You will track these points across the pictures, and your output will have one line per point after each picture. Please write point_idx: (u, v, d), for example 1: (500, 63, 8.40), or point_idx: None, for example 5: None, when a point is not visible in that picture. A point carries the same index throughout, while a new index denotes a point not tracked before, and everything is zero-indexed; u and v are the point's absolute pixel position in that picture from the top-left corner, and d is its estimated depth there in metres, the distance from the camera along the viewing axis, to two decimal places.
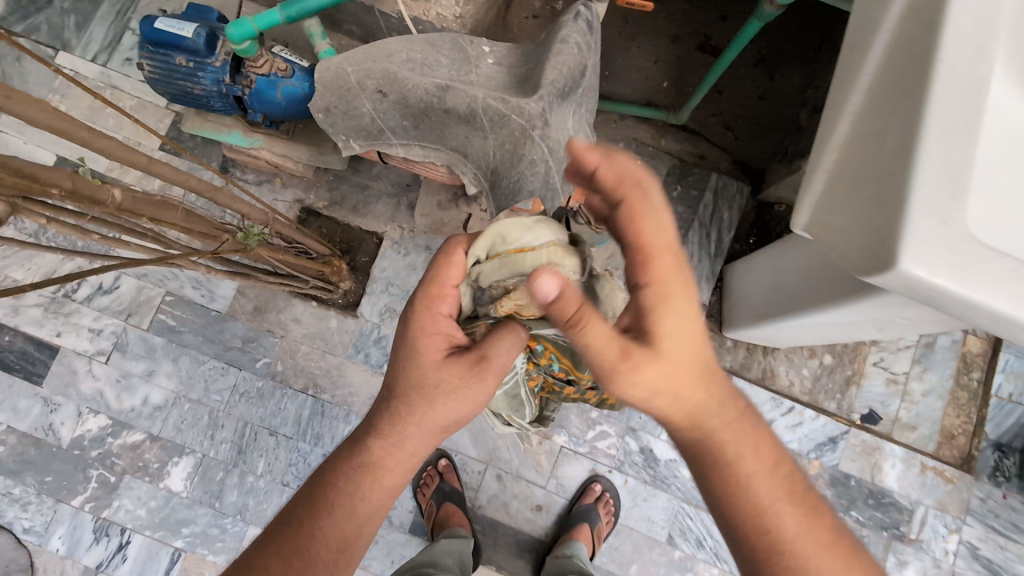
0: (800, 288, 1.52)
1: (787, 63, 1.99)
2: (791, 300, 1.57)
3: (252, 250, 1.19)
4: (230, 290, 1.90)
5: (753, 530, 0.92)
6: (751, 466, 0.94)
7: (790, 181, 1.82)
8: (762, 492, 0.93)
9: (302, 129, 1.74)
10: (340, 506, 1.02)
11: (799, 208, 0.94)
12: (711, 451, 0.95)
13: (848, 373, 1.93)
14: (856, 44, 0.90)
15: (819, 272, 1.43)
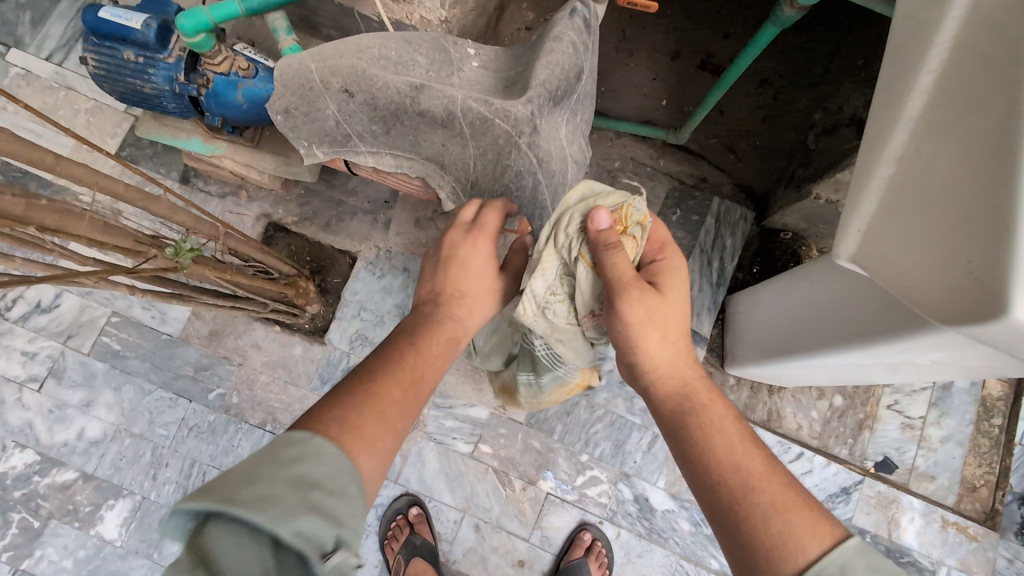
0: (813, 324, 1.37)
1: (793, 83, 1.88)
2: (802, 336, 1.42)
3: (186, 268, 1.00)
4: (184, 312, 1.71)
5: (720, 466, 0.86)
6: (720, 411, 0.93)
7: (797, 208, 1.70)
8: (728, 433, 0.90)
9: (269, 137, 1.58)
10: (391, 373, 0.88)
11: (845, 233, 0.80)
12: (684, 397, 0.96)
13: (860, 416, 1.78)
14: (906, 47, 0.77)
15: (836, 308, 1.29)
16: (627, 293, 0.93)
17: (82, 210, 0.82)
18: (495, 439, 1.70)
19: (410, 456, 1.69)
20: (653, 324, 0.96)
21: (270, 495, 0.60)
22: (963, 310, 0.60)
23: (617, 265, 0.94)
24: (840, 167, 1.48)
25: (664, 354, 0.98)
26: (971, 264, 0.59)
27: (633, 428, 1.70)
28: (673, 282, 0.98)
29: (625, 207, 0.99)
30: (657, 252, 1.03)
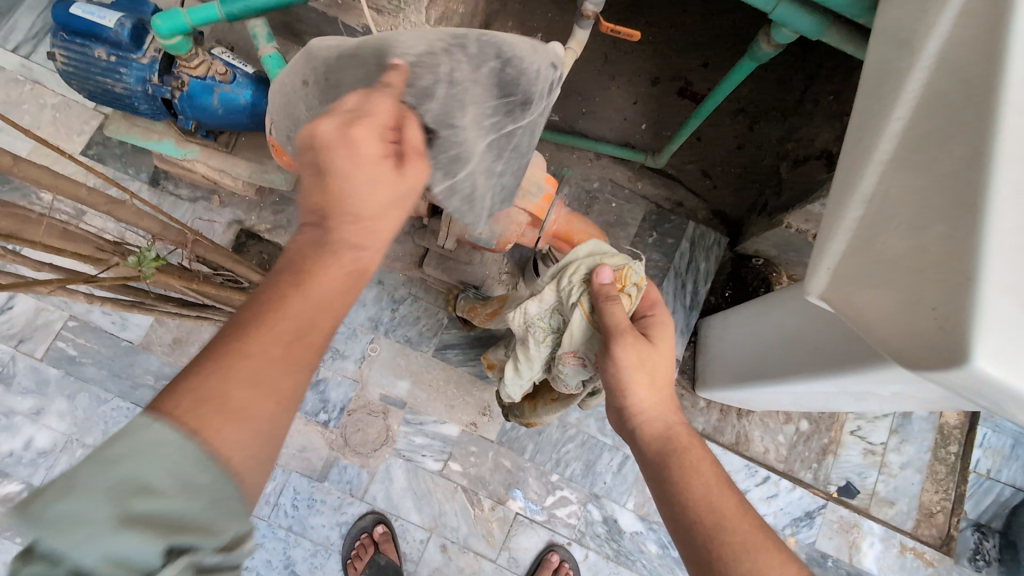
0: (783, 353, 1.40)
1: (767, 115, 1.95)
2: (771, 364, 1.45)
3: (150, 277, 0.96)
4: (146, 318, 1.65)
5: (697, 506, 0.86)
6: (699, 451, 0.93)
7: (768, 236, 1.75)
8: (706, 473, 0.90)
9: (245, 142, 1.55)
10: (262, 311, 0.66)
11: (814, 271, 0.82)
12: (664, 437, 0.96)
13: (825, 441, 1.82)
14: (877, 94, 0.80)
15: (804, 339, 1.31)
16: (623, 341, 0.97)
17: (39, 216, 0.78)
18: (465, 456, 1.68)
19: (377, 473, 1.65)
20: (644, 371, 0.98)
21: (78, 514, 0.49)
22: (930, 359, 0.61)
23: (615, 314, 1.02)
24: (811, 197, 1.52)
25: (648, 395, 0.98)
26: (937, 312, 0.61)
27: (604, 448, 1.70)
28: (664, 335, 1.03)
29: (627, 269, 1.08)
30: (649, 308, 1.09)
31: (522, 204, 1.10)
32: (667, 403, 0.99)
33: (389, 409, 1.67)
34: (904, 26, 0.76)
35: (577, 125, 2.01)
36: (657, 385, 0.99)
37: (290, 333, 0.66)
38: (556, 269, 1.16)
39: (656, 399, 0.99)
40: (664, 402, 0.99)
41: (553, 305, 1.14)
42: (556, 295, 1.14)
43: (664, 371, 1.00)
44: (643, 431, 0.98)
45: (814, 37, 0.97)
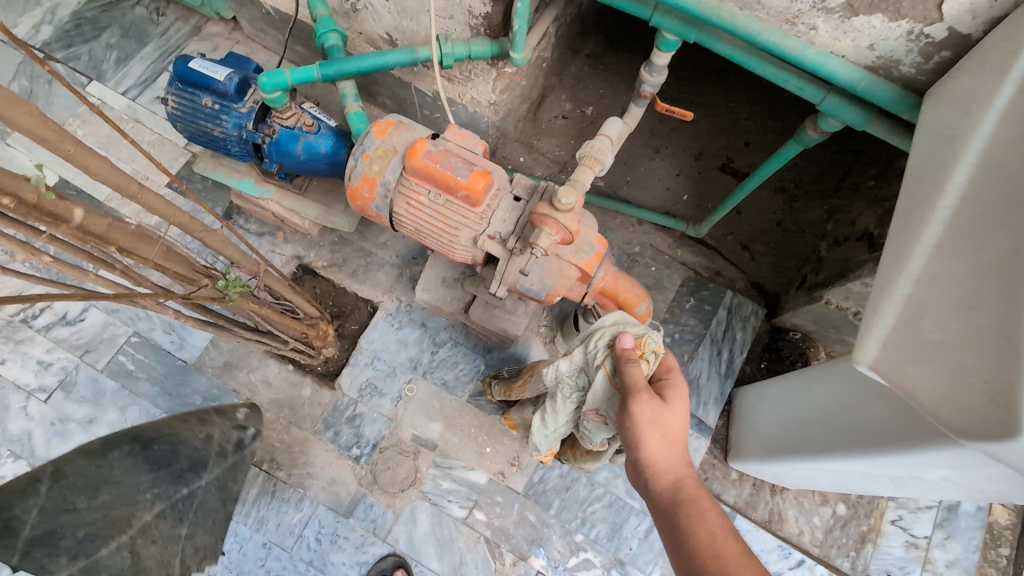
0: (825, 431, 1.40)
1: (806, 195, 2.07)
2: (814, 437, 1.44)
3: (231, 301, 1.05)
4: (203, 340, 1.75)
5: (707, 554, 0.90)
6: (706, 503, 0.98)
7: (807, 310, 1.78)
8: (714, 522, 0.94)
9: (316, 185, 1.70)
10: None
11: (864, 338, 0.84)
12: (677, 485, 1.00)
13: (864, 528, 1.74)
14: (923, 181, 0.85)
15: (854, 416, 1.32)
16: (638, 399, 1.03)
17: (155, 236, 0.88)
18: (490, 506, 1.67)
19: (402, 515, 1.65)
20: (658, 428, 1.03)
21: None
22: (984, 429, 0.66)
23: (634, 372, 1.06)
24: (851, 276, 1.57)
25: (665, 450, 1.03)
26: (987, 386, 0.66)
27: (631, 512, 1.66)
28: (677, 395, 1.08)
29: (646, 336, 1.13)
30: (665, 370, 1.13)
31: (575, 259, 1.16)
32: (683, 456, 1.05)
33: (420, 450, 1.70)
34: (950, 123, 0.84)
35: (621, 191, 2.11)
36: (675, 440, 1.04)
37: None
38: (584, 334, 1.22)
39: (675, 452, 1.04)
40: (681, 455, 1.05)
41: (580, 365, 1.20)
42: (583, 357, 1.20)
43: (681, 428, 1.06)
44: (655, 483, 1.02)
45: (861, 127, 1.04)
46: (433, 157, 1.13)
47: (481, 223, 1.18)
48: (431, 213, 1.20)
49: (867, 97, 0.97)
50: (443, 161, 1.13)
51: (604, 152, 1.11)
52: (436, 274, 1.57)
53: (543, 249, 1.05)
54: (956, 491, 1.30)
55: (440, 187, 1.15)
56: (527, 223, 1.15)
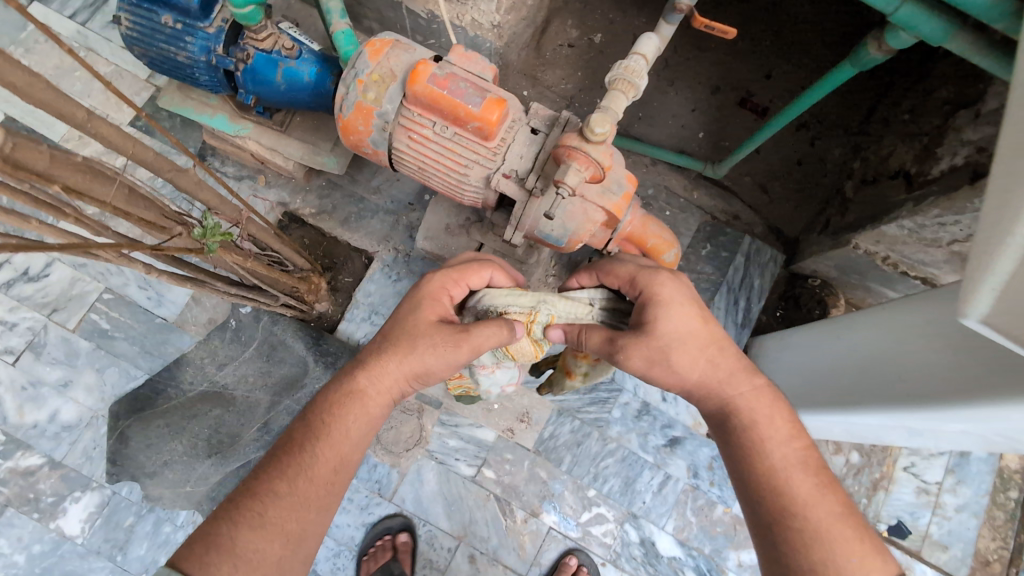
0: (856, 384, 1.31)
1: (830, 131, 1.97)
2: (842, 389, 1.36)
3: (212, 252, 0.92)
4: (182, 296, 1.61)
5: (777, 484, 0.90)
6: (785, 432, 0.95)
7: (831, 255, 1.69)
8: (786, 454, 0.92)
9: (299, 123, 1.51)
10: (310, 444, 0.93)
11: (970, 291, 0.78)
12: (749, 407, 0.97)
13: (876, 476, 1.73)
14: None
15: (886, 368, 1.23)
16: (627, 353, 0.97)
17: (109, 173, 0.72)
18: (500, 464, 1.61)
19: (408, 474, 1.59)
20: (660, 359, 0.97)
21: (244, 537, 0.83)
22: None
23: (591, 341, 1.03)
24: (886, 218, 1.47)
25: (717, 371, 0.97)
26: None
27: (645, 466, 1.62)
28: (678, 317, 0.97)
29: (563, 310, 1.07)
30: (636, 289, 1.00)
31: (601, 200, 1.01)
32: (745, 379, 0.98)
33: (424, 408, 1.61)
34: None
35: (632, 129, 1.97)
36: (729, 369, 0.98)
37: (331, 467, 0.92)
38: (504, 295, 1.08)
39: (733, 379, 0.98)
40: (739, 379, 0.98)
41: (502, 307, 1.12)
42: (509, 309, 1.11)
43: (731, 356, 0.99)
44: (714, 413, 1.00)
45: (938, 43, 0.90)
46: (439, 82, 0.97)
47: (495, 160, 1.03)
48: (438, 148, 1.04)
49: (956, 4, 0.83)
50: (450, 86, 0.97)
51: (638, 74, 0.95)
52: (438, 220, 1.42)
53: (571, 188, 0.90)
54: (971, 441, 1.26)
55: (447, 117, 1.00)
56: (549, 159, 1.00)
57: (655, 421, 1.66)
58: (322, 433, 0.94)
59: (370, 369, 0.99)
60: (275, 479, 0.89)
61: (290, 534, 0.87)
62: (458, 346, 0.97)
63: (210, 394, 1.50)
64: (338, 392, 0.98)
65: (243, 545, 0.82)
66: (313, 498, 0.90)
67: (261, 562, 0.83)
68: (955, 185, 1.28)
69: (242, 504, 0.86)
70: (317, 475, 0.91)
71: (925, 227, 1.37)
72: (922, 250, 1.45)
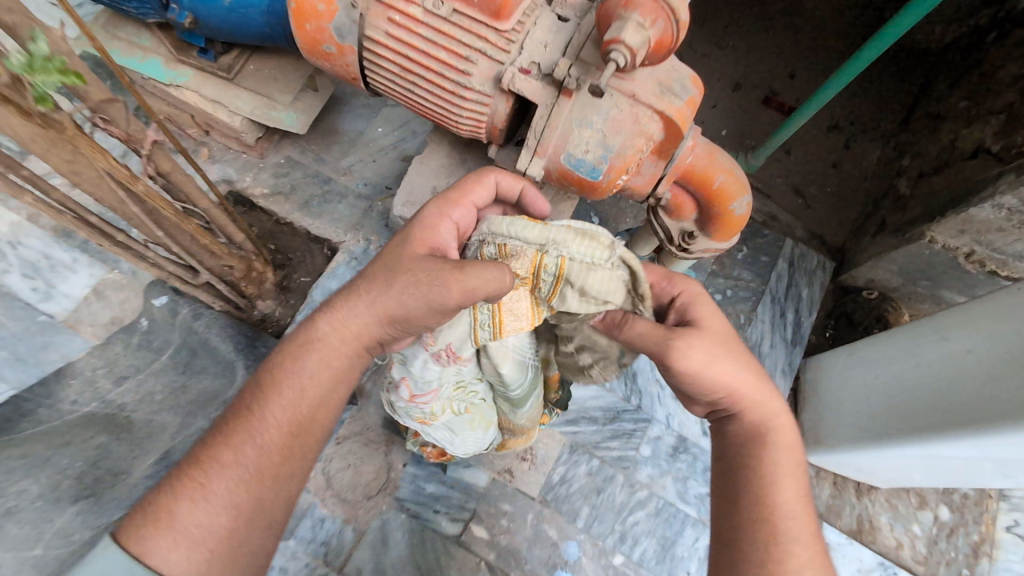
0: (946, 406, 1.02)
1: (864, 134, 1.78)
2: (925, 412, 1.07)
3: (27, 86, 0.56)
4: (82, 287, 1.21)
5: (766, 526, 0.63)
6: (788, 460, 0.67)
7: (897, 256, 1.40)
8: (786, 495, 0.64)
9: (253, 71, 1.21)
10: (271, 392, 0.67)
11: None
12: (759, 428, 0.69)
13: (974, 539, 1.34)
14: None
15: (993, 382, 0.95)
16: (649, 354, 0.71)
17: None
18: (494, 519, 1.19)
19: (368, 535, 1.13)
20: (660, 360, 0.69)
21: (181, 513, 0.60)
22: None
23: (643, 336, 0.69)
24: (975, 199, 1.20)
25: (730, 378, 0.68)
26: None
27: (688, 521, 1.22)
28: (709, 308, 0.71)
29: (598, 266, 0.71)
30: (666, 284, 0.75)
31: (660, 102, 0.71)
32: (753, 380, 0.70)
33: (394, 441, 1.21)
34: None
35: None
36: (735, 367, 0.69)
37: (297, 425, 0.66)
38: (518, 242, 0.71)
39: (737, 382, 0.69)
40: (747, 380, 0.69)
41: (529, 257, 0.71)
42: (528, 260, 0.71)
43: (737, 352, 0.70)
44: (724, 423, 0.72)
45: None
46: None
47: (509, 49, 0.73)
48: (428, 34, 0.74)
49: None
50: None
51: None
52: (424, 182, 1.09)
53: (631, 52, 0.59)
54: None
55: None
56: (587, 37, 0.69)
57: (695, 462, 1.29)
58: (278, 388, 0.67)
59: (337, 307, 0.70)
60: (218, 448, 0.63)
61: (241, 523, 0.62)
62: (444, 289, 0.63)
63: (97, 417, 1.07)
64: (297, 338, 0.70)
65: (187, 522, 0.59)
66: (270, 474, 0.64)
67: (209, 542, 0.60)
68: None
69: (186, 470, 0.63)
70: (275, 444, 0.65)
71: None
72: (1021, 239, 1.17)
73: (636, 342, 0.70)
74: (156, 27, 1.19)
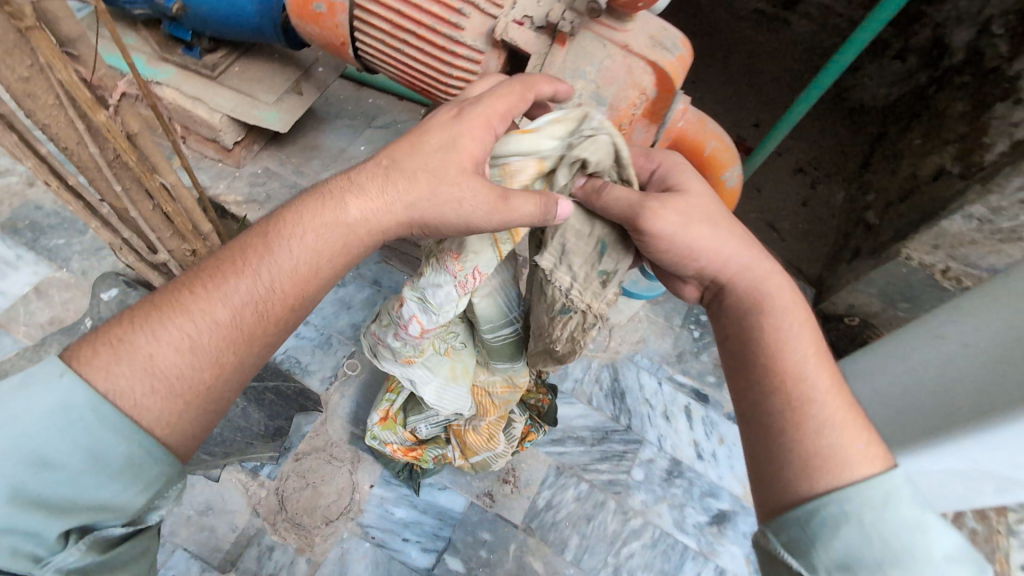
0: (938, 412, 0.96)
1: (828, 178, 1.94)
2: (919, 424, 1.00)
3: None
4: (23, 284, 1.12)
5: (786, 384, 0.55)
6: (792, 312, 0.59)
7: (879, 278, 1.39)
8: (795, 354, 0.56)
9: (237, 72, 1.21)
10: (288, 251, 0.58)
11: None
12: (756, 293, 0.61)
13: None
14: None
15: (981, 377, 0.90)
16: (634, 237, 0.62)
17: None
18: (471, 550, 1.04)
19: (323, 566, 0.98)
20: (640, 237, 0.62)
21: (153, 357, 0.50)
22: None
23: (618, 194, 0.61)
24: (946, 214, 1.21)
25: (706, 246, 0.62)
26: None
27: (685, 555, 1.10)
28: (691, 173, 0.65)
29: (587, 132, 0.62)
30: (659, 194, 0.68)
31: (650, 55, 0.71)
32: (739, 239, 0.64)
33: (361, 458, 1.07)
34: None
35: None
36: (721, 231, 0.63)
37: (299, 296, 0.59)
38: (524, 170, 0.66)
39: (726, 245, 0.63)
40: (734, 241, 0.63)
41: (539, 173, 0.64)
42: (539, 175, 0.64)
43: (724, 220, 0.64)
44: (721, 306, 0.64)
45: None
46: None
47: (502, 4, 0.75)
48: None
49: None
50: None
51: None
52: None
53: None
54: None
55: None
56: None
57: (691, 489, 1.17)
58: (288, 256, 0.58)
59: (370, 192, 0.60)
60: (212, 294, 0.54)
61: (224, 381, 0.54)
62: (485, 218, 0.58)
63: None
64: (322, 206, 0.60)
65: (161, 362, 0.50)
66: (263, 339, 0.57)
67: (175, 394, 0.51)
68: None
69: (168, 304, 0.53)
70: (276, 311, 0.57)
71: (1002, 211, 1.11)
72: (994, 251, 1.16)
73: (612, 211, 0.61)
74: (142, 25, 1.18)
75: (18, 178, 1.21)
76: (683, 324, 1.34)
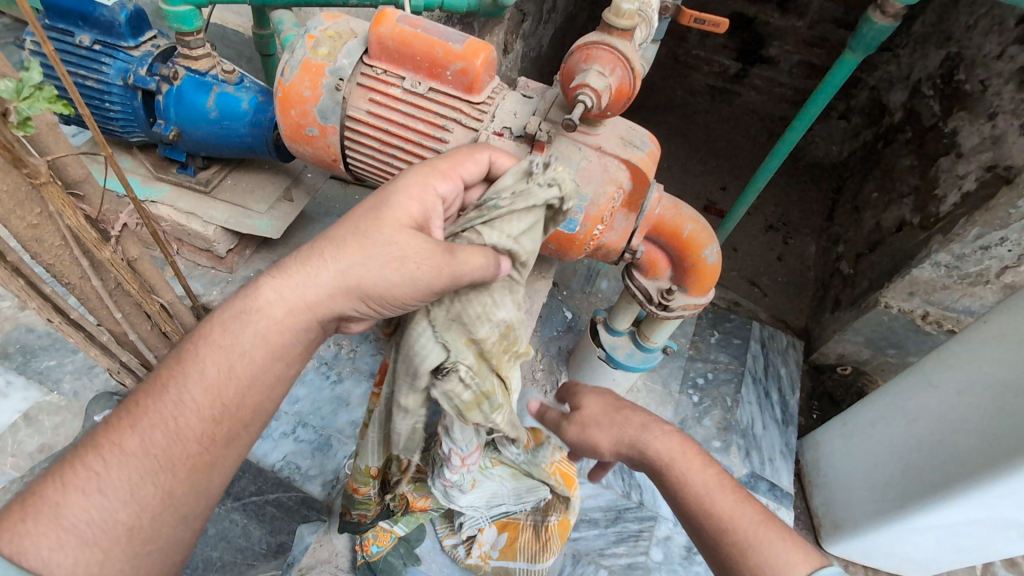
0: (954, 458, 0.95)
1: (800, 232, 2.03)
2: (931, 472, 1.00)
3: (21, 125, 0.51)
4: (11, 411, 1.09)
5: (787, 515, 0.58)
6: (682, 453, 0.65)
7: (862, 326, 1.43)
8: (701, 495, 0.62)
9: (229, 186, 1.26)
10: (198, 368, 0.53)
11: None
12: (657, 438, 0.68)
13: None
14: None
15: (985, 420, 0.92)
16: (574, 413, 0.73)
17: None
18: None
19: None
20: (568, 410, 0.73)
21: (68, 508, 0.46)
22: None
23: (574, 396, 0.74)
24: (914, 262, 1.27)
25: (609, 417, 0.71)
26: None
27: None
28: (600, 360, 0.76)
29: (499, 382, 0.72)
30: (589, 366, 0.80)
31: (623, 153, 0.78)
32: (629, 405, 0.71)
33: None
34: None
35: None
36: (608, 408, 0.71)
37: (218, 406, 0.53)
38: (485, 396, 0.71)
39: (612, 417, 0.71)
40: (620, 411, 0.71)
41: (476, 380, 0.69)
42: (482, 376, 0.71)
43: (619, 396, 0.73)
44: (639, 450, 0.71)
45: None
46: (409, 22, 0.80)
47: (482, 118, 0.81)
48: (408, 109, 0.82)
49: None
50: (424, 26, 0.80)
51: (649, 7, 0.83)
52: None
53: (597, 92, 0.69)
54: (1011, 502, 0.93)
55: (420, 64, 0.80)
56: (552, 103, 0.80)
57: None
58: (199, 362, 0.53)
59: (287, 271, 0.56)
60: (124, 425, 0.50)
61: (148, 518, 0.49)
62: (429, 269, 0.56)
63: None
64: (232, 298, 0.56)
65: (72, 514, 0.46)
66: (193, 463, 0.52)
67: (91, 540, 0.46)
68: (988, 195, 1.14)
69: (87, 449, 0.49)
70: (195, 426, 0.52)
71: (966, 257, 1.17)
72: (967, 294, 1.23)
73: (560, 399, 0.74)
74: (139, 150, 1.26)
75: (11, 303, 1.21)
76: (681, 390, 1.40)
